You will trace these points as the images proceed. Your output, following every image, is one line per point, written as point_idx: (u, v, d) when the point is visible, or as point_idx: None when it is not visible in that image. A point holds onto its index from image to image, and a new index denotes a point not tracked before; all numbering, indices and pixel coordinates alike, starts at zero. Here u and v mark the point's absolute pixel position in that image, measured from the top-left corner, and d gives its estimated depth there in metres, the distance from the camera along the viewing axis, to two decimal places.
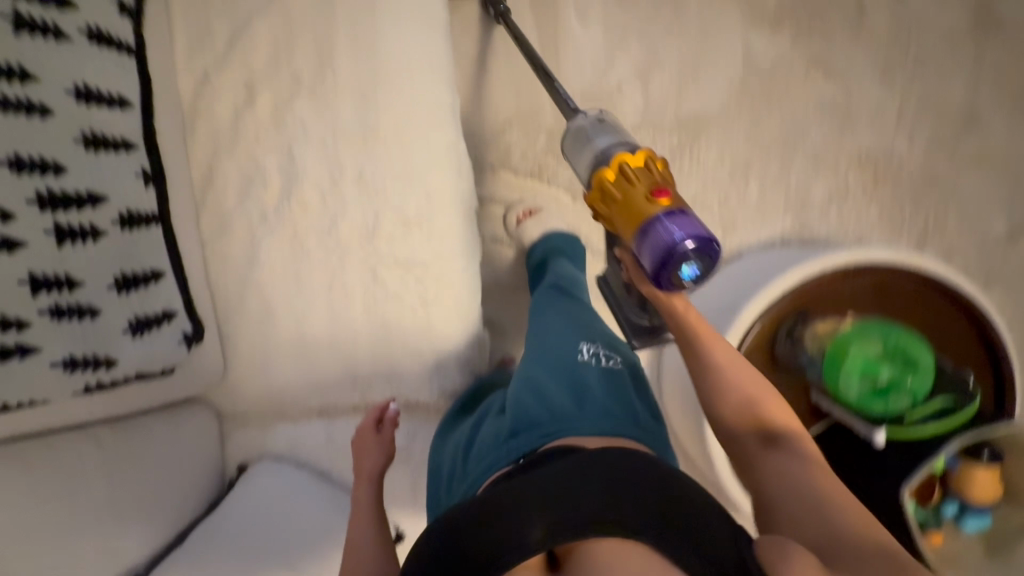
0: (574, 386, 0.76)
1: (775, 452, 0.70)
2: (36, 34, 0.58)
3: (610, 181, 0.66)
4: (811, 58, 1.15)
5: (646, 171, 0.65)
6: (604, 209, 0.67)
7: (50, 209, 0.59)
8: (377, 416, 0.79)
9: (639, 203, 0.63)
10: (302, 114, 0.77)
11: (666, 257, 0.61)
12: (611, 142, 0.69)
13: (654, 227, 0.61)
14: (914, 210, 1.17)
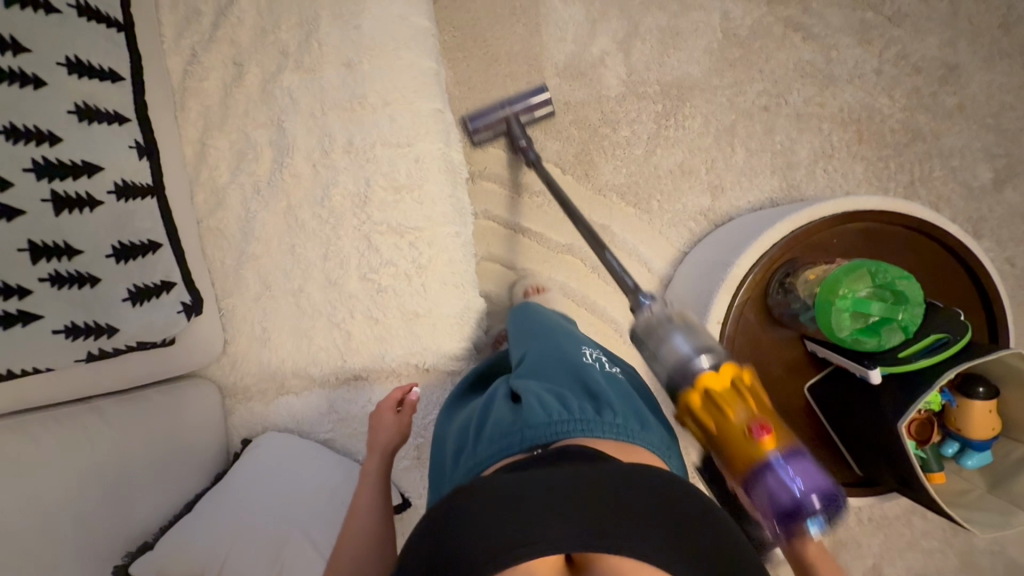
0: (587, 385, 0.64)
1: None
2: (27, 7, 0.59)
3: (702, 410, 0.67)
4: (788, 22, 1.17)
5: (738, 391, 0.66)
6: (703, 436, 0.69)
7: (46, 178, 0.60)
8: (399, 397, 0.81)
9: (747, 447, 0.65)
10: (290, 87, 0.79)
11: (792, 512, 0.64)
12: (693, 347, 0.68)
13: (770, 474, 0.63)
14: (899, 165, 1.19)
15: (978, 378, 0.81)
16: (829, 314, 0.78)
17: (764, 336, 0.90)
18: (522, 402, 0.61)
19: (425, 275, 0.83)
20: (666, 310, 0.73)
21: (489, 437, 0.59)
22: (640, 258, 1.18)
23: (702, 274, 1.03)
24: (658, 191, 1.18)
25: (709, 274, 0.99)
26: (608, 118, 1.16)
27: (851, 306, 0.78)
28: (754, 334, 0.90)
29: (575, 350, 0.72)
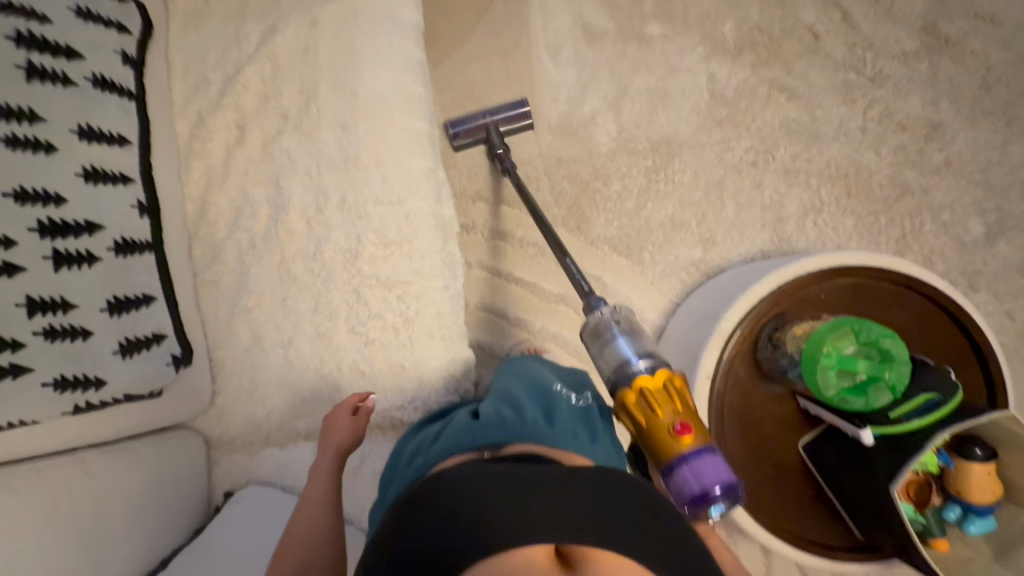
0: (544, 403, 0.71)
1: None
2: (46, 81, 0.65)
3: (631, 405, 0.70)
4: (772, 83, 1.22)
5: (664, 402, 0.68)
6: (631, 429, 0.72)
7: (49, 236, 0.63)
8: (354, 403, 0.81)
9: (668, 442, 0.67)
10: (289, 148, 0.84)
11: (697, 501, 0.65)
12: (636, 354, 0.71)
13: (680, 471, 0.66)
14: (889, 220, 1.21)
15: (974, 439, 0.79)
16: (814, 372, 0.78)
17: (755, 390, 0.89)
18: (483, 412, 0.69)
19: (414, 327, 0.84)
20: (613, 313, 0.76)
21: (446, 437, 0.67)
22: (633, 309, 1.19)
23: (692, 325, 1.03)
24: (650, 242, 1.20)
25: (700, 326, 0.98)
26: (599, 173, 1.20)
27: (835, 363, 0.78)
28: (745, 388, 0.89)
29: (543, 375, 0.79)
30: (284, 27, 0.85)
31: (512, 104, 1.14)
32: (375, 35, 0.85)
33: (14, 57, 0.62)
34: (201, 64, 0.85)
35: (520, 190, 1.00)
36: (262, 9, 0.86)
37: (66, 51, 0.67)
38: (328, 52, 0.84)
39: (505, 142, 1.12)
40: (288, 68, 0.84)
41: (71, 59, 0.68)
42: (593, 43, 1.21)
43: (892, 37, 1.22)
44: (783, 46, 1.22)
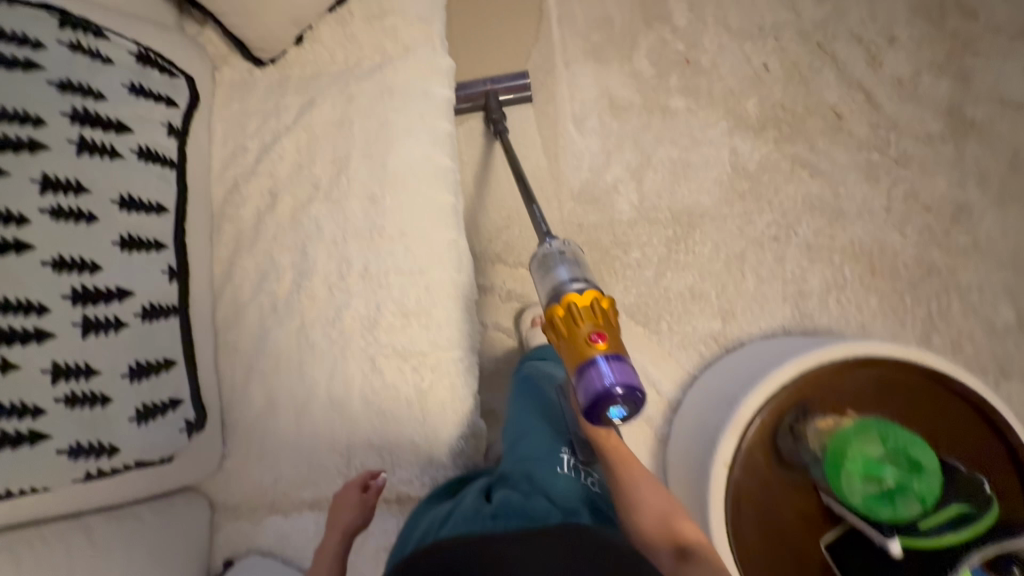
0: (551, 488, 0.74)
1: (687, 569, 0.69)
2: (95, 154, 0.68)
3: (557, 316, 0.69)
4: (796, 159, 1.22)
5: (587, 312, 0.67)
6: (553, 339, 0.70)
7: (81, 303, 0.65)
8: (365, 481, 0.80)
9: (583, 345, 0.66)
10: (318, 216, 0.86)
11: (597, 401, 0.63)
12: (570, 275, 0.71)
13: (587, 371, 0.64)
14: (915, 300, 1.18)
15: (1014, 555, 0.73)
16: (837, 474, 0.76)
17: (772, 476, 0.86)
18: (495, 496, 0.73)
19: (428, 400, 0.83)
20: (560, 245, 0.76)
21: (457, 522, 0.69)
22: (649, 379, 1.16)
23: (711, 403, 1.00)
24: (668, 312, 1.19)
25: (720, 406, 0.96)
26: (619, 240, 1.21)
27: (860, 468, 0.75)
28: (764, 476, 0.86)
29: (557, 449, 0.81)
30: (322, 101, 0.89)
31: (513, 75, 1.20)
32: (407, 111, 0.89)
33: (68, 133, 0.66)
34: (240, 133, 0.89)
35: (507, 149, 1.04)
36: (302, 83, 0.91)
37: (117, 126, 0.71)
38: (361, 126, 0.88)
39: (501, 108, 1.18)
40: (321, 139, 0.88)
41: (121, 133, 0.72)
42: (617, 114, 1.24)
43: (917, 119, 1.22)
44: (807, 124, 1.22)
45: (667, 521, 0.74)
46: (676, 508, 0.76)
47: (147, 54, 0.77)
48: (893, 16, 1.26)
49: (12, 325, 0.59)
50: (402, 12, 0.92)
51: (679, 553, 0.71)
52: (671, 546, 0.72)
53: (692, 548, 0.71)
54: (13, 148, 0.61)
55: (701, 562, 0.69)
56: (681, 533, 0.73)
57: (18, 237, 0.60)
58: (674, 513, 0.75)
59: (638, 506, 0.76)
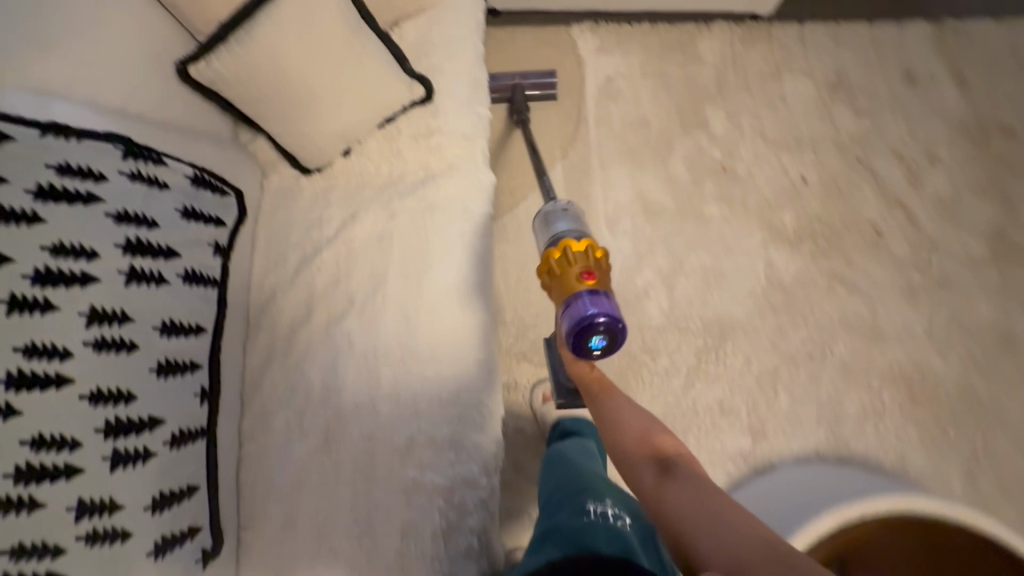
0: (568, 539, 0.69)
1: (668, 478, 0.69)
2: (142, 283, 0.70)
3: (553, 257, 0.77)
4: (833, 275, 1.20)
5: (577, 256, 0.75)
6: (546, 279, 0.78)
7: (112, 436, 0.65)
8: None
9: (570, 282, 0.74)
10: (351, 331, 0.86)
11: (579, 330, 0.71)
12: (566, 228, 0.80)
13: (573, 303, 0.72)
14: (957, 431, 1.14)
15: None
16: None
17: None
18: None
19: (453, 537, 0.80)
20: (563, 205, 0.85)
21: None
22: None
23: None
24: (696, 426, 1.14)
25: None
26: (648, 346, 1.18)
27: None
28: None
29: (580, 504, 0.76)
30: (364, 216, 0.90)
31: (542, 74, 1.27)
32: (446, 230, 0.90)
33: (120, 263, 0.68)
34: (282, 243, 0.90)
35: (524, 130, 1.13)
36: (346, 196, 0.92)
37: (166, 251, 0.74)
38: (401, 244, 0.89)
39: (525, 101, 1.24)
40: (361, 255, 0.89)
41: (169, 259, 0.74)
42: (651, 218, 1.24)
43: (960, 242, 1.21)
44: (845, 240, 1.22)
45: (649, 439, 0.75)
46: (658, 427, 0.77)
47: (201, 177, 0.81)
48: (934, 135, 1.27)
49: (43, 463, 0.59)
50: (447, 130, 0.93)
51: (660, 467, 0.71)
52: (654, 463, 0.72)
53: (674, 463, 0.71)
54: (66, 282, 0.63)
55: (681, 473, 0.69)
56: (663, 449, 0.74)
57: (60, 372, 0.61)
58: (654, 432, 0.76)
59: (622, 428, 0.78)
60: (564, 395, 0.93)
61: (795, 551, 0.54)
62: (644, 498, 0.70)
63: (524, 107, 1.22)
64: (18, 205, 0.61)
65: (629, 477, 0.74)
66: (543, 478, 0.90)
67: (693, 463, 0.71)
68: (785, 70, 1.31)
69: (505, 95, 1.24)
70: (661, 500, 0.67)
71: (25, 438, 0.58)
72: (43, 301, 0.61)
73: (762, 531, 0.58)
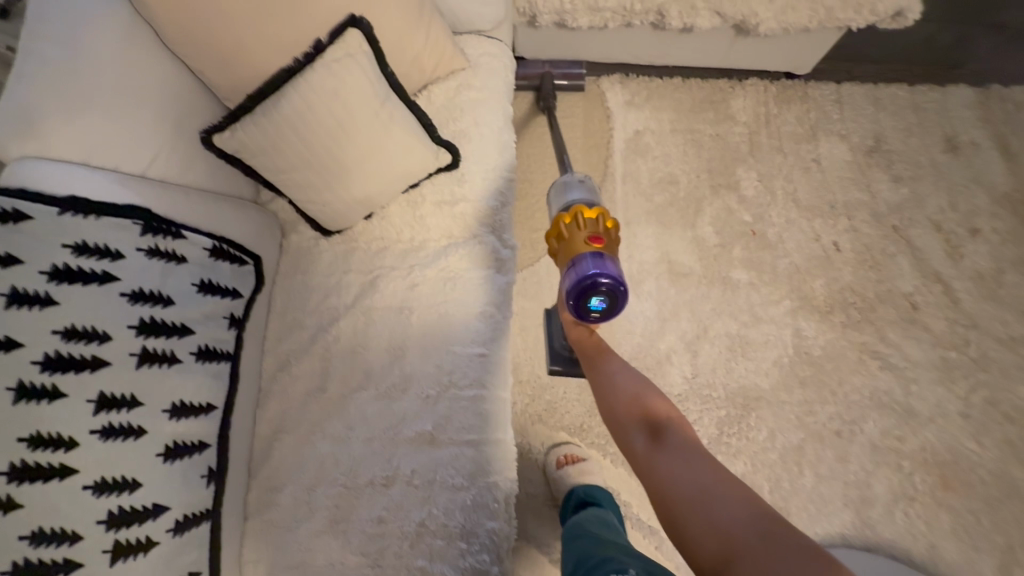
0: None
1: (659, 447, 0.65)
2: (154, 364, 0.69)
3: (563, 223, 0.76)
4: (864, 350, 1.15)
5: (587, 222, 0.75)
6: (553, 244, 0.78)
7: (115, 527, 0.63)
8: None
9: (576, 245, 0.73)
10: (364, 404, 0.83)
11: (581, 290, 0.71)
12: (578, 196, 0.79)
13: (577, 262, 0.71)
14: (993, 523, 1.07)
15: None
16: None
17: None
18: None
19: None
20: (579, 177, 0.82)
21: None
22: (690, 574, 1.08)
23: None
24: None
25: None
26: None
27: None
28: None
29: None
30: (384, 283, 0.88)
31: (570, 62, 1.27)
32: (467, 302, 0.88)
33: (132, 345, 0.67)
34: (300, 306, 0.88)
35: (550, 115, 1.14)
36: (366, 261, 0.90)
37: (180, 329, 0.73)
38: (421, 316, 0.87)
39: (553, 91, 1.25)
40: (379, 325, 0.86)
41: (182, 336, 0.73)
42: (676, 280, 1.20)
43: (1000, 320, 1.16)
44: (878, 312, 1.17)
45: (640, 401, 0.71)
46: (650, 388, 0.73)
47: (221, 247, 0.79)
48: (975, 206, 1.22)
49: (41, 558, 0.58)
50: (473, 199, 0.92)
51: (652, 433, 0.67)
52: (644, 428, 0.69)
53: (665, 427, 0.68)
54: (76, 367, 0.62)
55: (673, 439, 0.66)
56: (654, 412, 0.70)
57: (64, 462, 0.60)
58: (647, 394, 0.72)
59: (615, 390, 0.74)
60: (561, 362, 0.93)
61: (796, 536, 0.52)
62: (634, 463, 0.67)
63: (551, 96, 1.23)
64: (32, 288, 0.61)
65: (618, 440, 0.71)
66: (566, 550, 0.85)
67: (687, 429, 0.68)
68: (819, 133, 1.28)
69: (535, 81, 1.25)
70: (651, 468, 0.64)
71: (23, 533, 0.57)
72: (52, 389, 0.60)
73: (758, 508, 0.55)
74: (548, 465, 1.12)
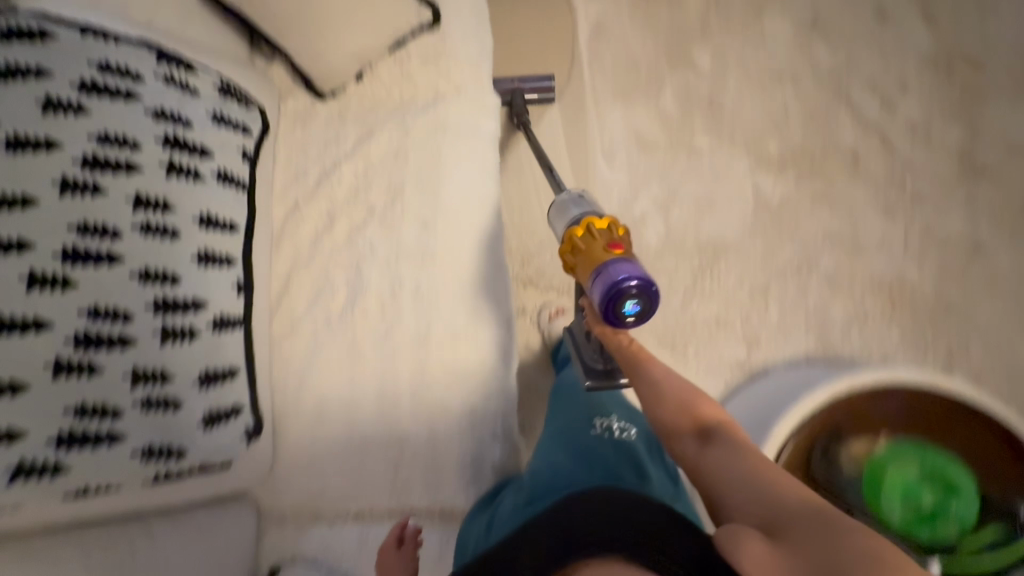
0: (577, 446, 0.82)
1: (710, 451, 0.66)
2: (181, 175, 0.74)
3: (576, 235, 0.69)
4: (815, 196, 1.28)
5: (602, 232, 0.68)
6: (568, 261, 0.71)
7: (161, 312, 0.70)
8: (398, 534, 0.78)
9: (596, 253, 0.66)
10: (372, 237, 0.91)
11: (610, 297, 0.62)
12: (581, 208, 0.72)
13: (600, 271, 0.63)
14: (935, 334, 1.21)
15: None
16: (880, 498, 0.83)
17: None
18: (527, 480, 0.80)
19: (477, 420, 0.87)
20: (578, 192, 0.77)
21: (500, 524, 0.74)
22: None
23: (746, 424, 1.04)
24: (695, 339, 1.22)
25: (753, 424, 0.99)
26: (647, 268, 1.25)
27: (901, 492, 0.83)
28: None
29: (587, 418, 0.87)
30: (379, 131, 0.96)
31: (539, 77, 1.23)
32: (458, 144, 0.95)
33: (160, 156, 0.73)
34: (303, 158, 0.95)
35: (526, 128, 1.08)
36: (362, 115, 0.97)
37: (201, 150, 0.78)
38: (417, 156, 0.94)
39: (526, 105, 1.19)
40: (379, 168, 0.94)
41: (203, 157, 0.78)
42: (645, 150, 1.31)
43: (931, 162, 1.30)
44: (825, 164, 1.30)
45: (687, 407, 0.71)
46: (693, 391, 0.72)
47: (227, 87, 0.84)
48: (904, 67, 1.36)
49: (99, 331, 0.64)
50: (455, 55, 1.00)
51: (701, 436, 0.68)
52: (694, 433, 0.69)
53: (715, 432, 0.68)
54: (112, 168, 0.68)
55: (722, 440, 0.67)
56: (702, 416, 0.70)
57: (111, 250, 0.67)
58: (692, 398, 0.71)
59: (659, 395, 0.71)
60: (596, 376, 0.77)
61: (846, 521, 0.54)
62: (685, 467, 0.69)
63: (522, 110, 1.15)
64: (64, 96, 0.66)
65: (668, 447, 0.71)
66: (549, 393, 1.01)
67: (737, 433, 0.69)
68: (765, 14, 1.40)
69: (505, 98, 1.18)
70: (702, 470, 0.66)
71: (82, 308, 0.64)
72: (93, 184, 0.66)
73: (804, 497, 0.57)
74: (541, 318, 1.23)
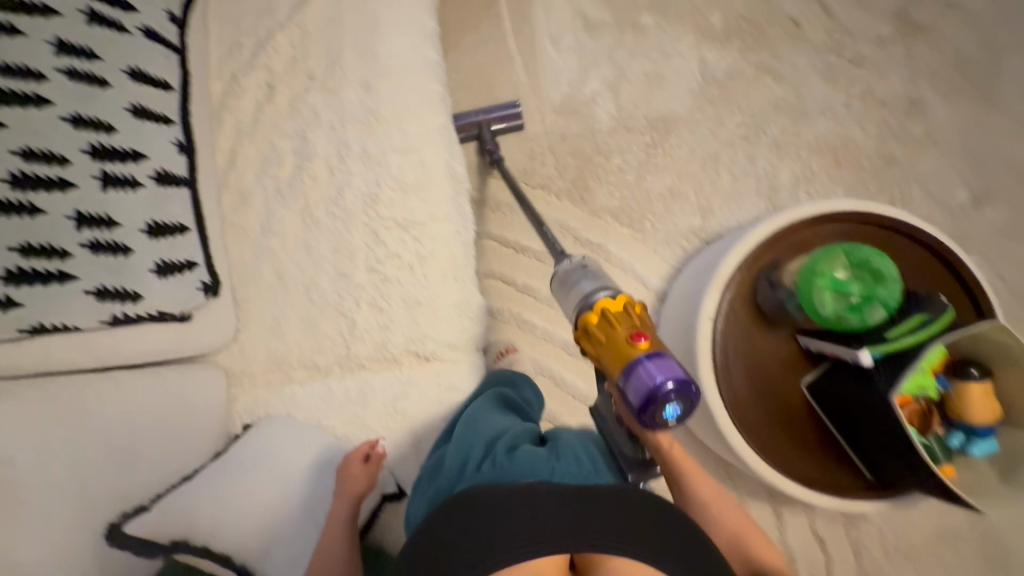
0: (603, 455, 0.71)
1: None
2: (104, 26, 0.73)
3: (592, 323, 0.62)
4: (760, 66, 1.31)
5: (620, 317, 0.61)
6: (586, 352, 0.64)
7: (99, 159, 0.70)
8: (365, 450, 0.81)
9: (620, 347, 0.59)
10: (315, 103, 0.91)
11: (647, 403, 0.56)
12: (594, 286, 0.65)
13: (631, 373, 0.57)
14: (878, 187, 1.26)
15: (967, 361, 0.83)
16: (811, 293, 0.86)
17: (761, 338, 0.94)
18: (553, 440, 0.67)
19: (434, 271, 0.90)
20: (580, 260, 0.71)
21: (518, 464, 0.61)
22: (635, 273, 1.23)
23: (697, 274, 1.08)
24: (651, 212, 1.25)
25: (703, 272, 1.04)
26: (601, 148, 1.27)
27: (829, 284, 0.86)
28: (747, 332, 0.94)
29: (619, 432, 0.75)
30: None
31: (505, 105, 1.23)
32: (396, 8, 0.95)
33: (78, 3, 0.71)
34: (235, 31, 0.93)
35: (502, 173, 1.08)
36: None
37: (123, 5, 0.76)
38: (352, 21, 0.94)
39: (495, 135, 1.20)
40: (315, 35, 0.93)
41: (126, 12, 0.77)
42: (591, 31, 1.31)
43: (871, 24, 1.32)
44: (769, 34, 1.32)
45: (739, 542, 0.74)
46: (748, 527, 0.75)
47: None
48: None
49: (36, 172, 0.64)
50: None
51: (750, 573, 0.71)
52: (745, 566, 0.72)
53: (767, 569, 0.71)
54: (28, 11, 0.67)
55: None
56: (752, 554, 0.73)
57: (37, 92, 0.66)
58: (746, 534, 0.74)
59: (710, 523, 0.75)
60: (636, 468, 0.72)
61: None
62: None
63: (491, 139, 1.17)
64: None
65: None
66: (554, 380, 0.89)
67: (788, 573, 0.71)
68: None
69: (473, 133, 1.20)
70: None
71: (15, 148, 0.63)
72: (10, 26, 0.65)
73: None
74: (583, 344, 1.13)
